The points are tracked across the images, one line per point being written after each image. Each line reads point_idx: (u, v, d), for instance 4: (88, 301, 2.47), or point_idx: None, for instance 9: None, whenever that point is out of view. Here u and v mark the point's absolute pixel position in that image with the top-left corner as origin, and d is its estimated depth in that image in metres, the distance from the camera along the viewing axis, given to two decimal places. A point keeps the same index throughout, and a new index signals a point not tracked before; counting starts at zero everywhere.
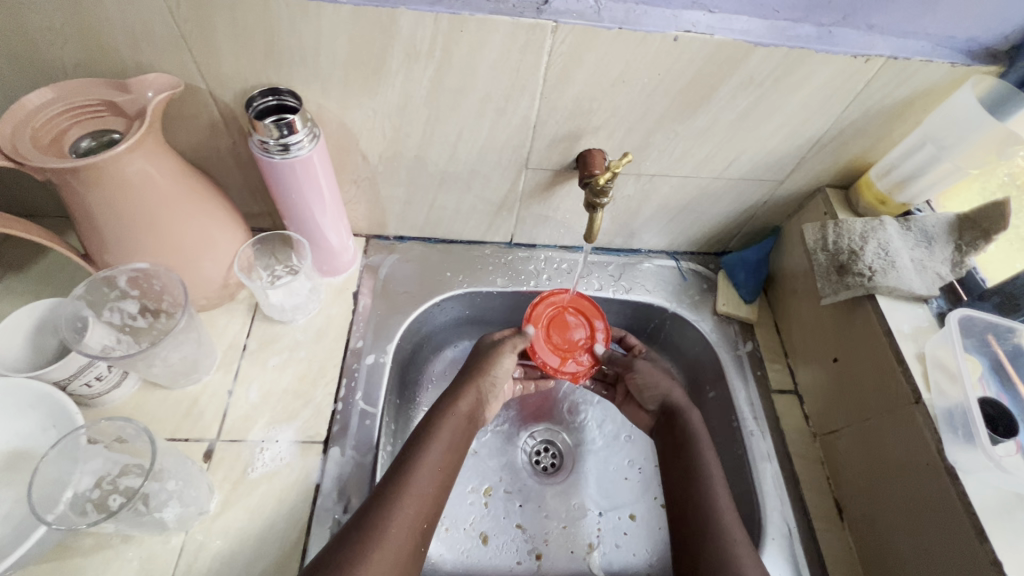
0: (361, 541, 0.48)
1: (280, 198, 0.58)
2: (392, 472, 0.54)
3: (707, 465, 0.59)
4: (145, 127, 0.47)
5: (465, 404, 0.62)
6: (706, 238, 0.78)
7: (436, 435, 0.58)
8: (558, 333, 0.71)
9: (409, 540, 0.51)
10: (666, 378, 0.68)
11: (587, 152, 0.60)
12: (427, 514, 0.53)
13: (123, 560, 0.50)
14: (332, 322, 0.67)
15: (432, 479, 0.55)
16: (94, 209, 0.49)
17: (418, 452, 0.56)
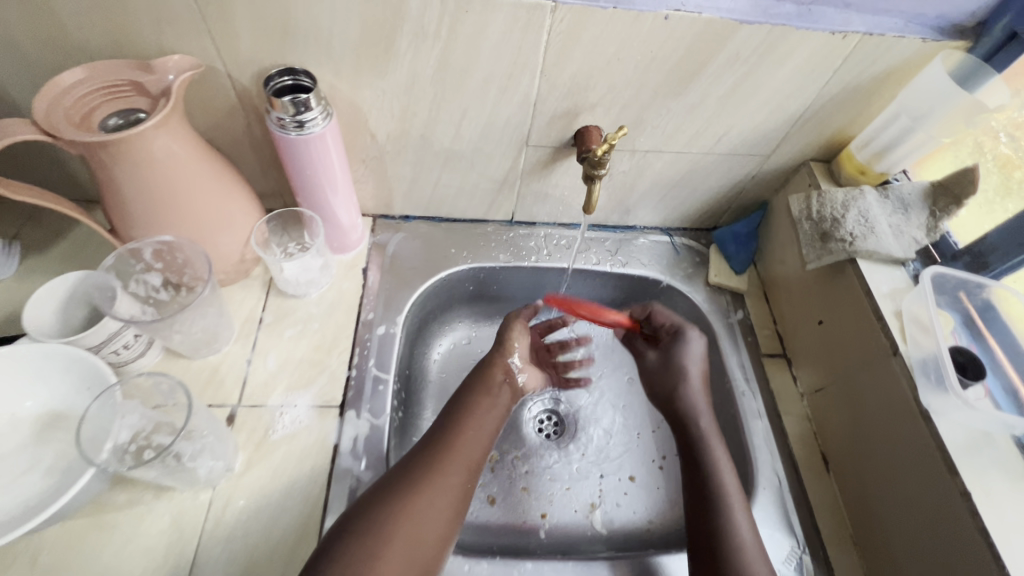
0: (416, 474, 0.54)
1: (294, 175, 0.61)
2: (441, 420, 0.62)
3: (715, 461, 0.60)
4: (173, 105, 0.50)
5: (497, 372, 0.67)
6: (698, 213, 0.81)
7: (478, 391, 0.64)
8: None
9: (459, 481, 0.56)
10: (682, 378, 0.67)
11: (584, 130, 0.63)
12: (475, 456, 0.59)
13: (155, 515, 0.53)
14: (343, 296, 0.70)
15: (478, 427, 0.61)
16: (124, 186, 0.52)
17: (462, 406, 0.62)
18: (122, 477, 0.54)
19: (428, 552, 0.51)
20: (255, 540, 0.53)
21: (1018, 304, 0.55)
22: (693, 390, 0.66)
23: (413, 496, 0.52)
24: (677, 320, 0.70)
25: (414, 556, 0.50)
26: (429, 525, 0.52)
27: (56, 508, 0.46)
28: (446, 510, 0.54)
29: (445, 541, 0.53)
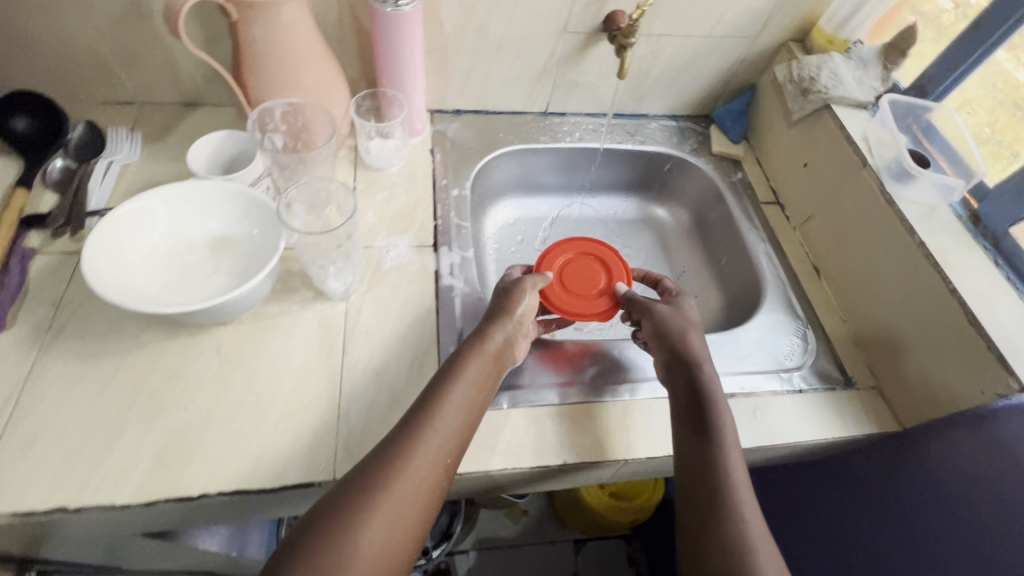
0: (393, 465, 0.50)
1: (385, 53, 0.74)
2: (419, 409, 0.55)
3: (721, 415, 0.59)
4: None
5: (493, 340, 0.61)
6: (700, 99, 0.98)
7: (464, 370, 0.58)
8: (582, 277, 0.76)
9: (429, 474, 0.51)
10: (689, 329, 0.66)
11: (611, 15, 0.79)
12: (455, 438, 0.54)
13: (305, 319, 0.66)
14: (419, 169, 0.84)
15: (460, 409, 0.55)
16: (261, 55, 0.65)
17: (444, 391, 0.56)
18: (273, 295, 0.68)
19: (397, 551, 0.48)
20: (388, 335, 0.67)
21: (951, 118, 0.74)
22: (700, 338, 0.65)
23: (387, 492, 0.49)
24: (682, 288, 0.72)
25: (378, 561, 0.47)
26: (402, 519, 0.49)
27: (245, 294, 0.58)
28: (416, 507, 0.50)
29: (415, 538, 0.49)
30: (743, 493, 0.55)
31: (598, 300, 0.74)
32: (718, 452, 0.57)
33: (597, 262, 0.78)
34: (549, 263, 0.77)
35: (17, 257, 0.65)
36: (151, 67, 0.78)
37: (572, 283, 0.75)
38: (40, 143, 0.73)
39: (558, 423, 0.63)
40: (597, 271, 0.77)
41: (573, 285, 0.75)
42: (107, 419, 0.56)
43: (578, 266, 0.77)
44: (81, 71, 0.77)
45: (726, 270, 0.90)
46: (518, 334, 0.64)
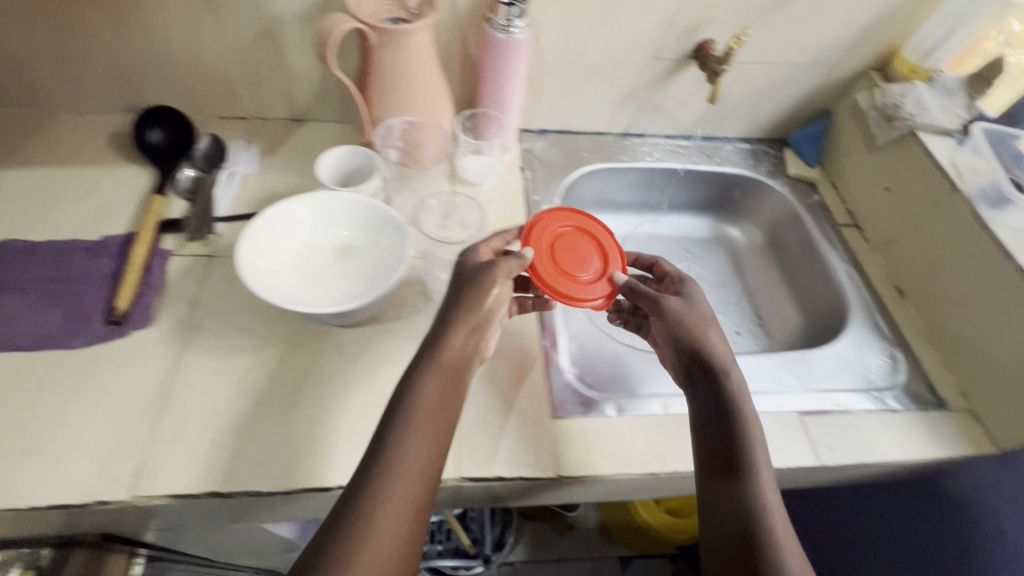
0: (377, 497, 0.48)
1: (492, 76, 0.79)
2: (387, 434, 0.51)
3: (748, 430, 0.56)
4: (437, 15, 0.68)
5: (454, 348, 0.56)
6: (775, 123, 1.01)
7: (423, 383, 0.54)
8: (576, 258, 0.69)
9: (413, 492, 0.49)
10: (700, 328, 0.62)
11: (702, 44, 0.83)
12: (434, 455, 0.51)
13: (417, 324, 0.70)
14: (511, 184, 0.88)
15: (427, 426, 0.52)
16: (388, 77, 0.69)
17: (411, 409, 0.52)
18: (387, 301, 0.71)
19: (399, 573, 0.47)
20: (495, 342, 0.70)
21: None
22: (720, 335, 0.62)
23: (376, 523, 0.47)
24: (681, 270, 0.68)
25: None
26: (395, 543, 0.47)
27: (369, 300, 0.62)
28: (408, 529, 0.48)
29: (411, 557, 0.48)
30: (773, 513, 0.52)
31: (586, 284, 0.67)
32: (746, 480, 0.54)
33: (591, 245, 0.71)
34: (541, 230, 0.70)
35: (158, 258, 0.70)
36: (269, 86, 0.84)
37: (563, 262, 0.68)
38: (171, 155, 0.80)
39: (663, 432, 0.66)
40: (592, 256, 0.70)
41: (565, 265, 0.68)
42: (244, 412, 0.60)
43: (572, 244, 0.70)
44: (207, 88, 0.83)
45: (804, 290, 0.92)
46: (481, 333, 0.59)
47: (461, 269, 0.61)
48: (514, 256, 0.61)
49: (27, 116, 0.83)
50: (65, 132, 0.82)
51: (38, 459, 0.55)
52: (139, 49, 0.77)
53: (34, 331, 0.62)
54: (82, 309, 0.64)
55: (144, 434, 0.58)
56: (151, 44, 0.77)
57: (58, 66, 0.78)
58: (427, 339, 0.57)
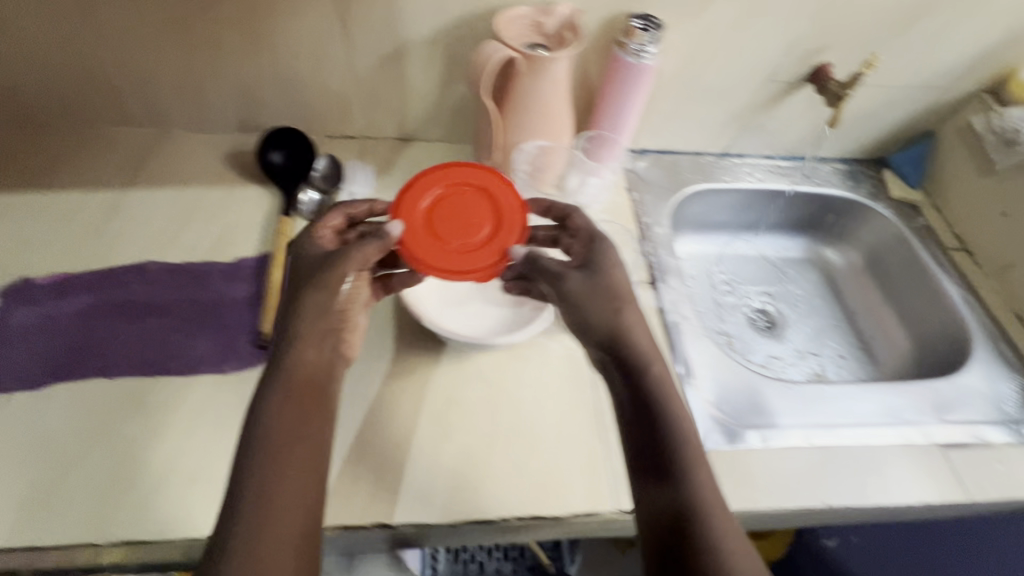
0: (253, 525, 0.42)
1: (615, 100, 0.78)
2: (247, 457, 0.46)
3: (676, 443, 0.48)
4: (581, 47, 0.67)
5: (310, 353, 0.52)
6: (876, 144, 0.99)
7: (280, 402, 0.49)
8: (467, 222, 0.61)
9: (295, 513, 0.44)
10: (625, 310, 0.54)
11: (821, 66, 0.82)
12: (306, 467, 0.47)
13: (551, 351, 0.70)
14: (620, 206, 0.87)
15: (291, 435, 0.47)
16: (526, 102, 0.69)
17: (262, 435, 0.47)
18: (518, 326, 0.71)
19: None
20: None
21: None
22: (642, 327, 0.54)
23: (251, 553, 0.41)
24: (594, 225, 0.61)
25: None
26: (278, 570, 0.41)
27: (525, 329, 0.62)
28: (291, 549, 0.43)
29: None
30: (728, 539, 0.44)
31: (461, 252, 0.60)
32: (683, 489, 0.47)
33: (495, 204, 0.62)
34: (420, 192, 0.61)
35: None
36: (384, 106, 0.84)
37: (439, 223, 0.60)
38: (291, 175, 0.79)
39: (811, 466, 0.65)
40: (477, 214, 0.61)
41: (446, 232, 0.60)
42: (398, 438, 0.61)
43: (482, 203, 0.62)
44: (323, 109, 0.84)
45: (912, 314, 0.91)
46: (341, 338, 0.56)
47: (300, 268, 0.56)
48: (375, 238, 0.56)
49: (143, 134, 0.84)
50: (182, 151, 0.83)
51: (208, 486, 0.55)
52: (264, 70, 0.77)
53: (185, 355, 0.62)
54: (228, 331, 0.65)
55: None
56: (277, 65, 0.77)
57: (181, 86, 0.79)
58: (277, 353, 0.52)
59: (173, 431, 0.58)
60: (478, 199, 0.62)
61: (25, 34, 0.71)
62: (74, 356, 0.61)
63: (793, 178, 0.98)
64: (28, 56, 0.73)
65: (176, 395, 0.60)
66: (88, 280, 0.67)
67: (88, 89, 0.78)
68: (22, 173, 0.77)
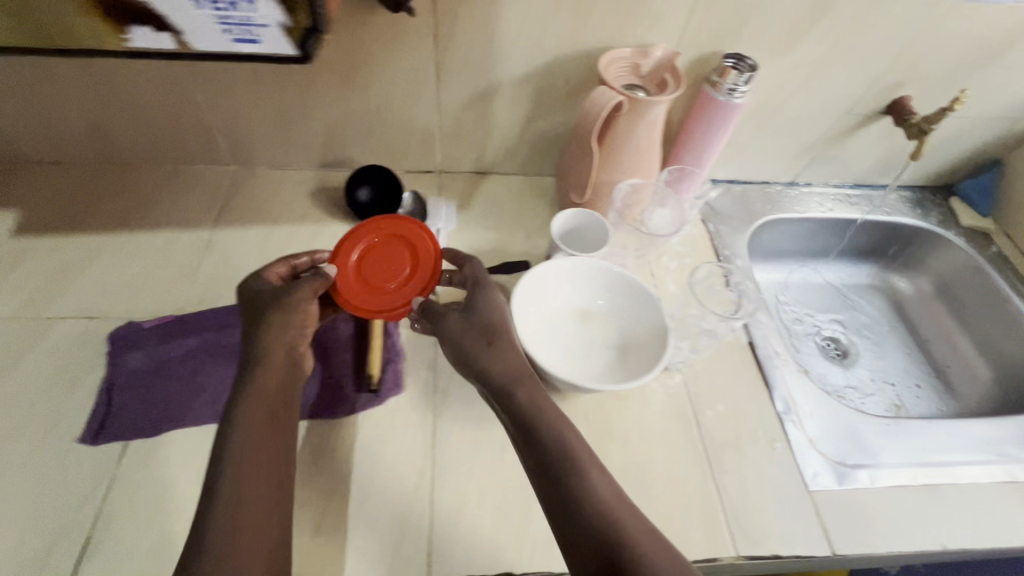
0: (225, 535, 0.44)
1: (701, 136, 0.79)
2: (222, 470, 0.47)
3: (573, 452, 0.48)
4: (683, 90, 0.69)
5: (279, 357, 0.55)
6: (944, 172, 0.99)
7: (252, 424, 0.50)
8: (378, 265, 0.65)
9: (259, 521, 0.46)
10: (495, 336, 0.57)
11: (901, 100, 0.83)
12: (265, 462, 0.49)
13: (651, 389, 0.69)
14: (698, 238, 0.87)
15: (255, 431, 0.50)
16: (627, 144, 0.70)
17: (237, 442, 0.49)
18: None
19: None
20: (731, 407, 0.69)
21: None
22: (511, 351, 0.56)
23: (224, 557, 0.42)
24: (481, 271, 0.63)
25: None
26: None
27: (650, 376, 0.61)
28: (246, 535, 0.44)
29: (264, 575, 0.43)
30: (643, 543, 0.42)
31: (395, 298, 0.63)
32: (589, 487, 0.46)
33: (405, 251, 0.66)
34: (349, 248, 0.65)
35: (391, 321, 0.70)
36: (465, 142, 0.85)
37: (368, 268, 0.65)
38: (379, 213, 0.80)
39: (924, 506, 0.64)
40: (399, 262, 0.66)
41: (368, 273, 0.64)
42: (512, 483, 0.60)
43: (387, 248, 0.66)
44: (405, 146, 0.84)
45: (992, 343, 0.91)
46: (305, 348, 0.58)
47: (257, 299, 0.59)
48: (316, 275, 0.60)
49: (226, 171, 0.85)
50: (267, 188, 0.84)
51: (333, 536, 0.55)
52: (353, 110, 0.78)
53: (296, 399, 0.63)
54: (335, 374, 0.65)
55: (425, 508, 0.57)
56: (366, 105, 0.78)
57: (269, 125, 0.79)
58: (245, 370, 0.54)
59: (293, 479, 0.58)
60: (394, 246, 0.67)
61: (123, 82, 0.72)
62: (186, 402, 0.61)
63: (864, 208, 0.98)
64: (123, 100, 0.74)
65: None
66: (191, 322, 0.67)
67: (178, 130, 0.79)
68: (113, 213, 0.77)
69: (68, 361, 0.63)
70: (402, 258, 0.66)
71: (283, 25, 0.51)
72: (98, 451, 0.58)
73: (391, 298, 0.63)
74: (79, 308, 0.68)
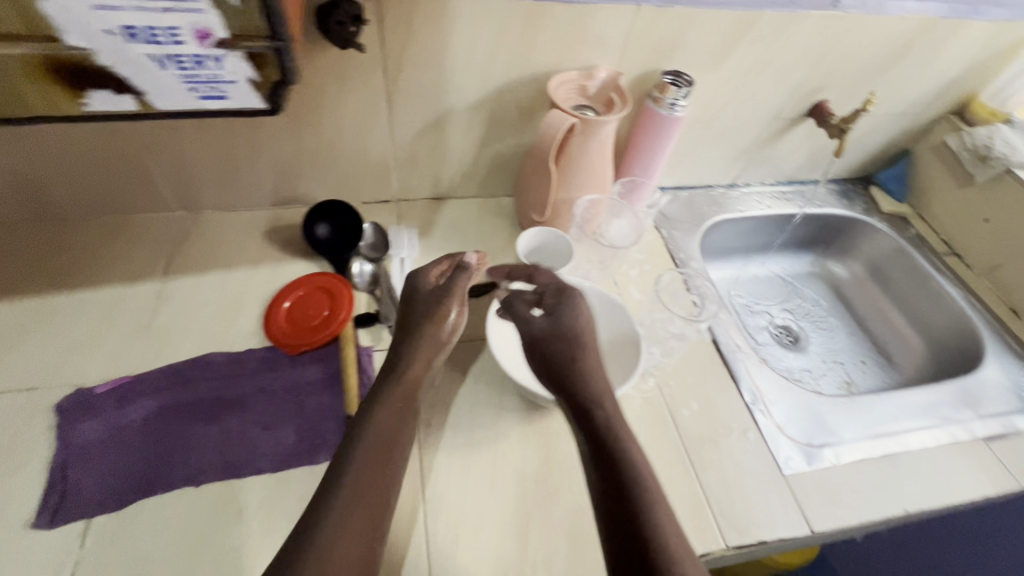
0: (337, 522, 0.45)
1: (647, 149, 0.82)
2: (351, 453, 0.50)
3: (641, 474, 0.48)
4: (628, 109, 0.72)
5: (420, 358, 0.59)
6: (863, 165, 1.09)
7: (381, 416, 0.53)
8: (304, 308, 0.72)
9: (367, 514, 0.47)
10: (576, 338, 0.59)
11: (821, 104, 0.90)
12: (388, 460, 0.51)
13: (628, 396, 0.71)
14: (653, 244, 0.91)
15: (386, 424, 0.53)
16: (581, 162, 0.73)
17: (374, 432, 0.52)
18: None
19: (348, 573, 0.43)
20: (703, 404, 0.72)
21: None
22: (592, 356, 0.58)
23: (334, 536, 0.44)
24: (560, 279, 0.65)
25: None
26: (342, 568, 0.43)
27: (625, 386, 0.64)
28: (358, 528, 0.46)
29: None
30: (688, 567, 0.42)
31: (306, 340, 0.68)
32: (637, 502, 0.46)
33: (331, 301, 0.72)
34: (284, 291, 0.73)
35: (365, 356, 0.69)
36: (421, 169, 0.85)
37: (298, 311, 0.71)
38: (340, 248, 0.78)
39: (883, 474, 0.69)
40: (323, 307, 0.72)
41: (293, 316, 0.71)
42: (504, 507, 0.60)
43: (318, 295, 0.73)
44: (361, 177, 0.84)
45: (921, 317, 1.00)
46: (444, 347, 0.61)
47: (416, 297, 0.64)
48: (462, 274, 0.64)
49: (172, 217, 0.81)
50: (217, 232, 0.81)
51: None
52: (305, 147, 0.77)
53: (275, 450, 0.60)
54: (311, 419, 0.63)
55: (421, 545, 0.56)
56: (318, 142, 0.76)
57: (217, 168, 0.76)
58: (396, 365, 0.58)
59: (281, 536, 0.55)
60: (325, 293, 0.73)
61: (54, 138, 0.67)
62: (155, 466, 0.57)
63: (799, 204, 1.05)
64: (53, 155, 0.69)
65: (274, 495, 0.58)
66: (150, 381, 0.63)
67: (117, 181, 0.74)
68: (49, 273, 0.72)
69: (13, 441, 0.58)
70: (326, 303, 0.72)
71: (252, 80, 0.51)
72: (57, 536, 0.53)
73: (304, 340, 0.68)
74: (20, 380, 0.63)
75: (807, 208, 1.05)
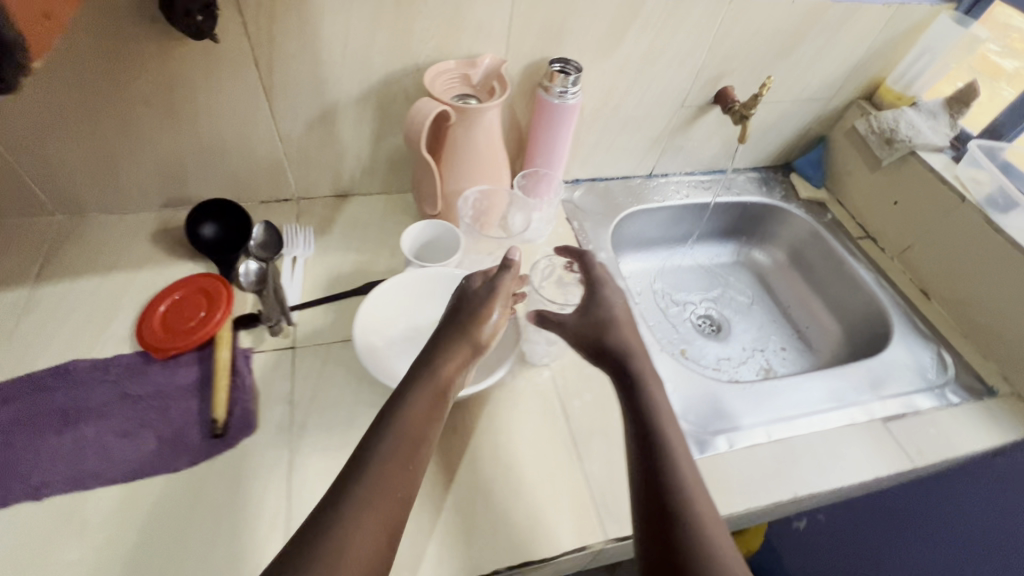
0: (357, 511, 0.43)
1: (544, 140, 0.81)
2: (381, 439, 0.49)
3: (686, 478, 0.51)
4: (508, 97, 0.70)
5: (455, 354, 0.58)
6: (781, 152, 1.09)
7: (415, 406, 0.52)
8: (182, 310, 0.69)
9: (392, 510, 0.45)
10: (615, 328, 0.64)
11: (724, 90, 0.90)
12: (413, 454, 0.49)
13: (519, 389, 0.70)
14: (562, 236, 0.90)
15: (420, 417, 0.51)
16: (464, 152, 0.71)
17: (405, 422, 0.50)
18: None
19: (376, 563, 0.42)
20: (597, 393, 0.71)
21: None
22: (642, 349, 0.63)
23: (347, 530, 0.42)
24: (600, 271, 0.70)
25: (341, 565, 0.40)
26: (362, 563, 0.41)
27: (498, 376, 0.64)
28: (382, 521, 0.44)
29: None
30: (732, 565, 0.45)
31: (176, 341, 0.65)
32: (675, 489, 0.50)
33: (210, 303, 0.69)
34: (165, 293, 0.71)
35: (241, 357, 0.66)
36: (316, 166, 0.83)
37: (175, 313, 0.69)
38: (229, 249, 0.77)
39: (778, 457, 0.69)
40: (200, 309, 0.69)
41: (170, 318, 0.68)
42: None
43: (198, 297, 0.70)
44: (253, 176, 0.81)
45: (839, 302, 1.00)
46: (479, 348, 0.60)
47: (463, 295, 0.64)
48: (506, 275, 0.65)
49: (52, 223, 0.78)
50: (99, 236, 0.77)
51: None
52: (185, 145, 0.74)
53: (130, 459, 0.57)
54: (174, 424, 0.60)
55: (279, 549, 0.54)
56: (198, 140, 0.74)
57: (93, 169, 0.74)
58: (427, 359, 0.57)
59: (126, 547, 0.52)
60: (205, 294, 0.70)
61: None
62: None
63: (715, 192, 1.05)
64: None
65: (124, 505, 0.55)
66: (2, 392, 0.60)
67: None
68: None
69: None
70: (204, 305, 0.69)
71: None
72: None
73: (173, 342, 0.65)
74: None
75: (723, 197, 1.05)
